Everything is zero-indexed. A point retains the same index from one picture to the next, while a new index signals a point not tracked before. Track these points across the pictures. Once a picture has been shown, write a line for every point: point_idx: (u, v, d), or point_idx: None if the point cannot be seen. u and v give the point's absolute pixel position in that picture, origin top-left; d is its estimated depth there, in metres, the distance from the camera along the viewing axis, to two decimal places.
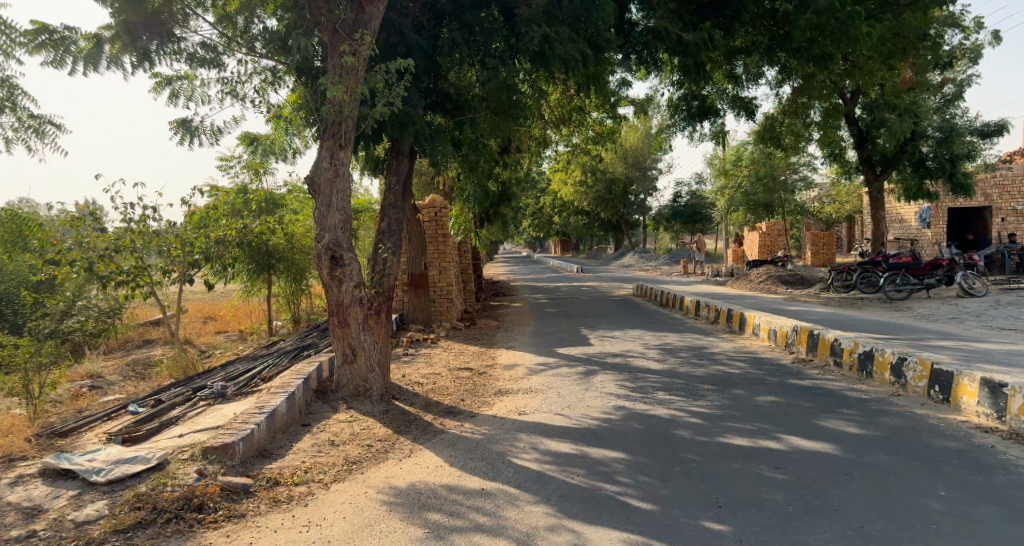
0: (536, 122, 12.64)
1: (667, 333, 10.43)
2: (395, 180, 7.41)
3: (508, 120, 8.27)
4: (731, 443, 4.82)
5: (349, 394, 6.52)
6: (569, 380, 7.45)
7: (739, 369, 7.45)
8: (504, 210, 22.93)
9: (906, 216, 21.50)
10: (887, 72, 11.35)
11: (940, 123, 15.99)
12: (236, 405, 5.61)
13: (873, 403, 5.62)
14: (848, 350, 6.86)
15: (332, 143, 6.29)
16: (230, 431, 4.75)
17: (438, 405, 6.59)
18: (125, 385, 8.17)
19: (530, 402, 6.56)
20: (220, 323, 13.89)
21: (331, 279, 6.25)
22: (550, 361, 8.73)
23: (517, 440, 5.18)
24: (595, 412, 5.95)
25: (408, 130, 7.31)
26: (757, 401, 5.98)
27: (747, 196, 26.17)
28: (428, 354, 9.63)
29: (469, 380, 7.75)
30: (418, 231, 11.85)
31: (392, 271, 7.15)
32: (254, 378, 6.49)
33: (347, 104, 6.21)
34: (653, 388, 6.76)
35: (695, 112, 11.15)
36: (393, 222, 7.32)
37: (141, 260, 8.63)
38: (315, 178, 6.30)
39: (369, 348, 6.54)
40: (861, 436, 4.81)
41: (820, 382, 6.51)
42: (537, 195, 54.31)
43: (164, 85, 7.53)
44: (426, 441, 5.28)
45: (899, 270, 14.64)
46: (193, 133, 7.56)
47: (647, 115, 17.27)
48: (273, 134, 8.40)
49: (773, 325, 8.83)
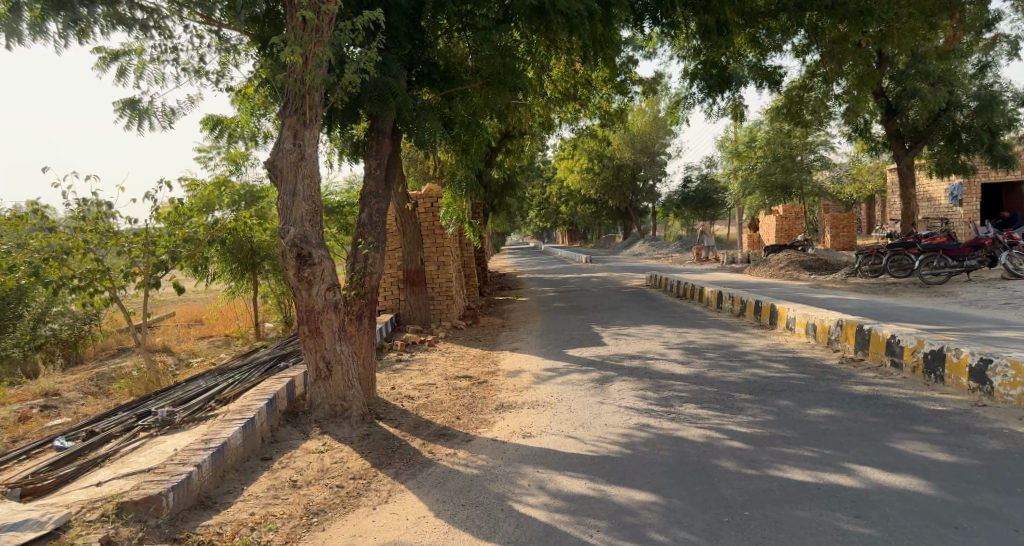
0: (539, 100, 11.59)
1: (689, 329, 9.42)
2: (374, 164, 6.38)
3: (506, 89, 7.40)
4: (790, 479, 3.81)
5: (323, 415, 5.55)
6: (582, 391, 6.45)
7: (778, 373, 6.41)
8: (507, 200, 21.95)
9: (934, 194, 20.29)
10: (930, 33, 10.20)
11: (976, 91, 14.73)
12: (182, 436, 4.63)
13: (956, 418, 4.57)
14: (911, 349, 5.82)
15: (295, 120, 5.32)
16: (159, 477, 3.78)
17: (429, 426, 5.60)
18: (83, 404, 7.23)
19: (537, 420, 5.57)
20: (205, 327, 12.98)
21: (299, 281, 5.28)
22: (560, 366, 7.75)
23: (520, 477, 4.19)
24: (614, 434, 4.95)
25: (391, 104, 6.27)
26: (809, 416, 4.96)
27: (763, 178, 24.92)
28: (424, 360, 8.65)
29: (467, 392, 6.76)
30: (413, 224, 11.01)
31: (375, 269, 6.21)
32: (212, 398, 5.51)
33: (311, 74, 5.27)
34: (680, 400, 5.74)
35: (714, 82, 9.84)
36: (375, 213, 6.30)
37: (99, 261, 7.80)
38: (276, 162, 5.34)
39: (346, 361, 5.57)
40: (954, 466, 3.77)
41: (880, 389, 5.49)
42: (543, 185, 53.13)
43: (110, 61, 6.58)
44: (409, 479, 4.30)
45: (936, 251, 13.50)
46: (144, 115, 6.59)
47: (658, 94, 16.22)
48: (240, 117, 7.43)
49: (812, 319, 7.80)
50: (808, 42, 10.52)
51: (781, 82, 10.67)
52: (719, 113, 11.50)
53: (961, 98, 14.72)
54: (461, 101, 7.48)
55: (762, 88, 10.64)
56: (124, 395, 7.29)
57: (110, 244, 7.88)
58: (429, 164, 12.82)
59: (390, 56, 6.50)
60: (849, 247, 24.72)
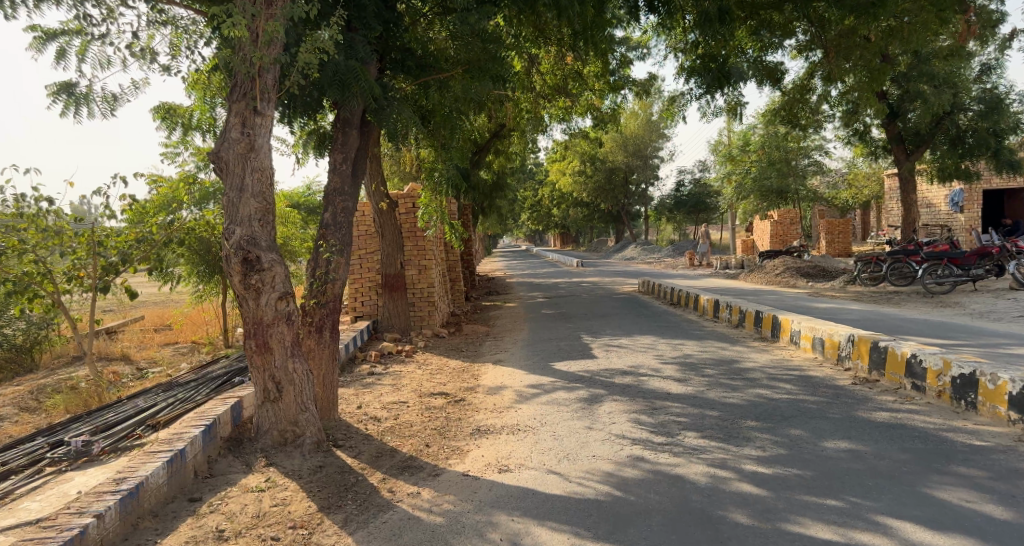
0: (525, 94, 10.94)
1: (685, 341, 8.77)
2: (340, 157, 5.64)
3: (486, 77, 6.85)
4: (813, 537, 3.15)
5: (271, 444, 4.84)
6: (568, 412, 5.77)
7: (786, 395, 5.76)
8: (495, 201, 21.26)
9: (935, 200, 19.80)
10: (943, 28, 9.64)
11: (979, 93, 14.32)
12: (96, 472, 3.94)
13: (1000, 456, 3.93)
14: (935, 372, 5.18)
15: (243, 105, 4.62)
16: (42, 534, 3.06)
17: (393, 455, 4.92)
18: (13, 422, 6.46)
19: (516, 449, 4.90)
20: (171, 332, 12.20)
21: (245, 289, 4.58)
22: (546, 381, 7.10)
23: (491, 529, 3.51)
24: (603, 470, 4.29)
25: (354, 89, 5.59)
26: (828, 449, 4.31)
27: (758, 182, 24.13)
28: (398, 373, 7.95)
29: (441, 413, 6.08)
30: (395, 224, 10.25)
31: (338, 276, 5.49)
32: (142, 424, 4.80)
33: (261, 52, 4.59)
34: (678, 426, 5.09)
35: (712, 79, 9.25)
36: (339, 213, 5.57)
37: (39, 263, 7.05)
38: (220, 153, 4.61)
39: (300, 381, 4.89)
40: (1013, 524, 3.12)
41: (905, 416, 4.86)
42: (534, 186, 52.50)
43: (46, 41, 5.68)
44: (358, 530, 3.62)
45: (940, 259, 12.92)
46: (83, 102, 5.69)
47: (652, 94, 15.60)
48: (195, 106, 6.64)
49: (819, 333, 7.18)
50: (810, 39, 10.02)
51: (782, 80, 10.22)
52: (715, 112, 10.91)
53: (964, 100, 14.31)
54: (438, 90, 6.79)
55: (763, 86, 10.19)
56: (59, 412, 6.51)
57: (50, 244, 7.13)
58: (406, 159, 12.14)
59: (356, 37, 5.84)
60: (845, 254, 24.19)
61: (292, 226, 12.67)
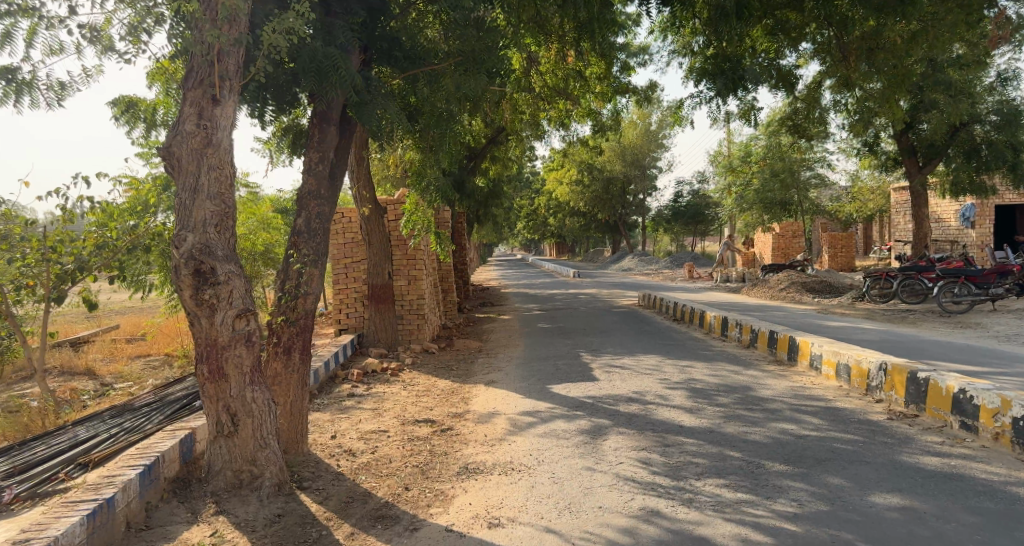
0: (524, 94, 10.37)
1: (693, 362, 8.11)
2: (316, 156, 4.95)
3: (482, 69, 6.34)
4: None
5: (223, 486, 4.15)
6: (569, 448, 5.09)
7: (816, 431, 5.10)
8: (491, 211, 20.65)
9: (944, 215, 19.34)
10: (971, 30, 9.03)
11: (995, 105, 13.81)
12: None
13: None
14: (991, 411, 4.53)
15: (199, 93, 3.94)
16: None
17: (367, 501, 4.23)
18: None
19: (509, 495, 4.22)
20: (144, 344, 11.45)
21: (197, 306, 3.90)
22: (544, 408, 6.42)
23: None
24: (610, 528, 3.61)
25: (332, 79, 4.91)
26: (878, 506, 3.65)
27: (761, 194, 23.58)
28: (381, 395, 7.25)
29: (425, 447, 5.38)
30: (382, 231, 9.58)
31: (311, 290, 4.83)
32: (73, 462, 4.13)
33: (220, 32, 3.92)
34: (696, 470, 4.43)
35: (725, 84, 8.65)
36: (314, 218, 4.89)
37: None
38: (171, 147, 3.93)
39: (260, 413, 4.18)
40: None
41: (959, 463, 4.20)
42: (529, 196, 51.86)
43: None
44: None
45: (957, 277, 12.32)
46: (26, 90, 4.99)
47: (654, 101, 15.02)
48: (160, 99, 5.96)
49: (844, 359, 6.53)
50: (826, 42, 9.47)
51: (797, 85, 9.70)
52: (726, 117, 10.33)
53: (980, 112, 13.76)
54: (428, 85, 6.28)
55: (775, 91, 9.66)
56: None
57: None
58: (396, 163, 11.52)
59: (335, 22, 5.22)
60: (848, 268, 23.64)
61: (275, 233, 11.99)
